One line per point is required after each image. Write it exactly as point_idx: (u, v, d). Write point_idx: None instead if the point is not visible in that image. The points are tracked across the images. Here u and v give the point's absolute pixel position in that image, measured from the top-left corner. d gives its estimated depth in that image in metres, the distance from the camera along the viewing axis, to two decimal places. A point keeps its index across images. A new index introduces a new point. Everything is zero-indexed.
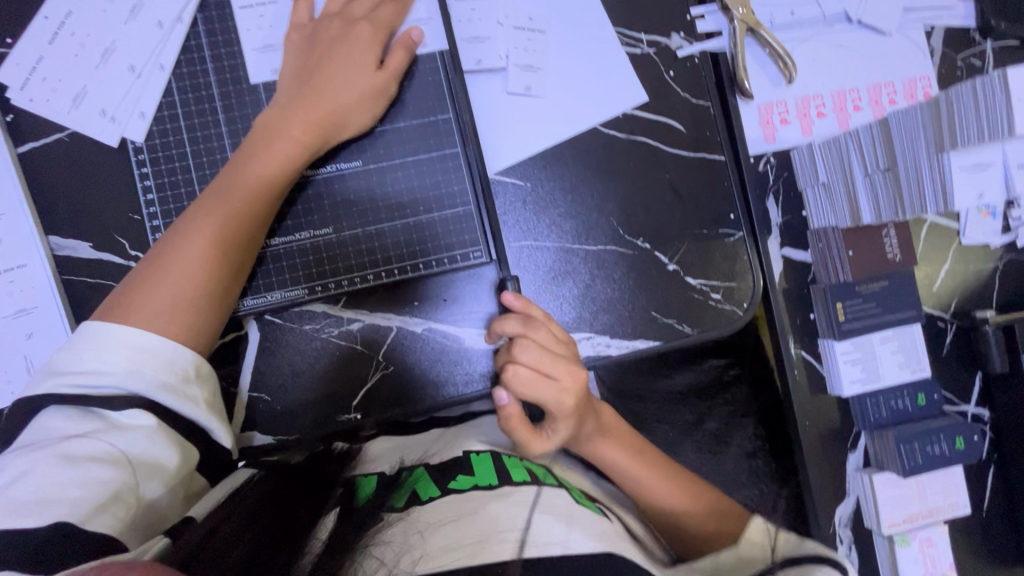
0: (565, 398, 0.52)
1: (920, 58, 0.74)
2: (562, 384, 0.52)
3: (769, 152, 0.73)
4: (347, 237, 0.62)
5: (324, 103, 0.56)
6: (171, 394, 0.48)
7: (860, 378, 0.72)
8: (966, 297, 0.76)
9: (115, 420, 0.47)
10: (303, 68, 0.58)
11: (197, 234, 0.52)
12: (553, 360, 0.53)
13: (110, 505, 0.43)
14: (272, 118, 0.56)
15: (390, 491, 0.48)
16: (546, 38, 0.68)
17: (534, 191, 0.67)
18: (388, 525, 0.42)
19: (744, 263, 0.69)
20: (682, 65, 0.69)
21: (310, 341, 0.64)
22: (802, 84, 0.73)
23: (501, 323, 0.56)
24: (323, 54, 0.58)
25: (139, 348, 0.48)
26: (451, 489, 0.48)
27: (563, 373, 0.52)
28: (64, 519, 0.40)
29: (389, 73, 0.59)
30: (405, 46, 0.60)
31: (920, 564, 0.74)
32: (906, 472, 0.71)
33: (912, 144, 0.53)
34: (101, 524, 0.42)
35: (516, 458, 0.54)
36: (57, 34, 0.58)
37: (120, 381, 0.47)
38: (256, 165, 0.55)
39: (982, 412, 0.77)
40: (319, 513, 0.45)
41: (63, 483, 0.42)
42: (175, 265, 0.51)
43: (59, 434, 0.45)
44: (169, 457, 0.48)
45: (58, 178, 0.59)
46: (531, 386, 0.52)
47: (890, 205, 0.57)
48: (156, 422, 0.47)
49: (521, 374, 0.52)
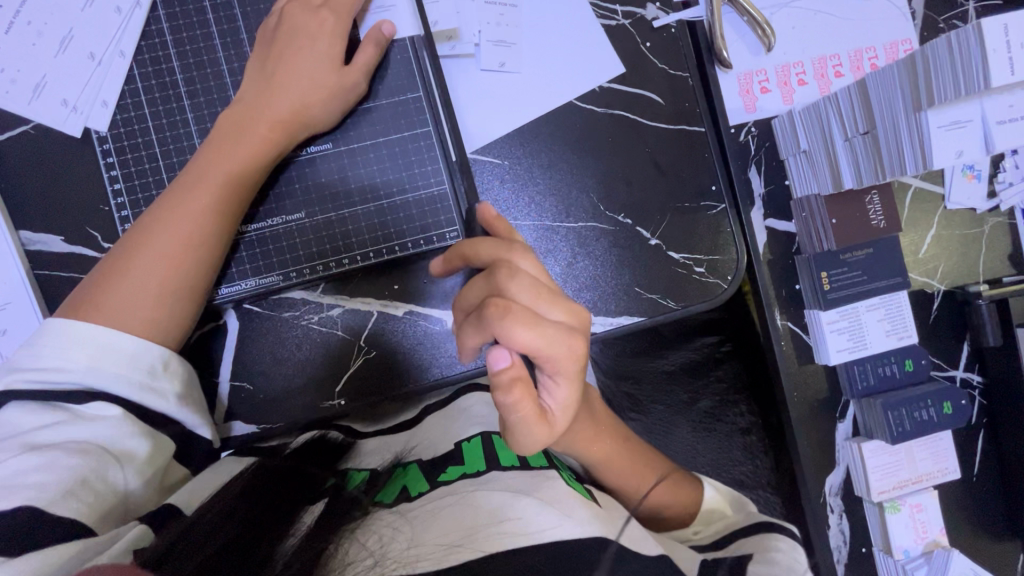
0: (573, 341, 0.43)
1: (902, 21, 0.72)
2: (565, 322, 0.44)
3: (750, 122, 0.72)
4: (320, 222, 0.61)
5: (293, 92, 0.56)
6: (137, 389, 0.48)
7: (847, 347, 0.71)
8: (954, 263, 0.75)
9: (81, 412, 0.46)
10: (268, 57, 0.57)
11: (167, 231, 0.52)
12: (543, 296, 0.43)
13: (78, 491, 0.42)
14: (245, 112, 0.56)
15: (380, 483, 0.49)
16: (519, 12, 0.66)
17: (512, 169, 0.66)
18: (375, 515, 0.42)
19: (727, 235, 0.68)
20: (658, 36, 0.68)
21: (291, 329, 0.63)
22: (783, 51, 0.71)
23: (477, 245, 0.48)
24: (286, 47, 0.57)
25: (103, 345, 0.48)
26: (439, 481, 0.49)
27: (563, 312, 0.44)
28: (30, 503, 0.40)
29: (356, 67, 0.58)
30: (376, 41, 0.59)
31: (910, 530, 0.73)
32: (895, 439, 0.70)
33: (889, 104, 0.53)
34: (69, 509, 0.41)
35: (514, 434, 0.44)
36: (13, 23, 0.57)
37: (83, 378, 0.46)
38: (222, 162, 0.54)
39: (972, 376, 0.76)
40: (307, 500, 0.44)
41: (29, 469, 0.42)
42: (144, 263, 0.51)
43: (24, 428, 0.45)
44: (140, 447, 0.47)
45: (25, 172, 0.58)
46: (528, 330, 0.41)
47: (870, 167, 0.57)
48: (122, 411, 0.47)
49: (513, 312, 0.42)
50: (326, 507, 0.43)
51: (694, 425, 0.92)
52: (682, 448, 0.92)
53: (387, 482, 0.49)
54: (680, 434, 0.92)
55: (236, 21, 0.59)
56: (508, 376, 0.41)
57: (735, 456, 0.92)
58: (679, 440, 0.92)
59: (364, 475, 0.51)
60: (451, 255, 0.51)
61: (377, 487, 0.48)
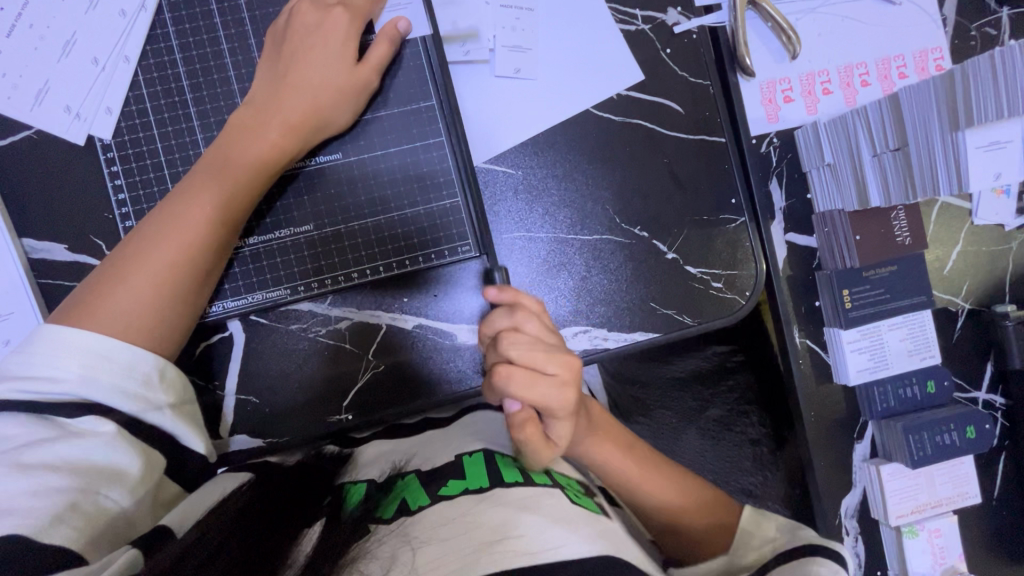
0: (565, 393, 0.45)
1: (932, 29, 0.70)
2: (559, 376, 0.46)
3: (772, 132, 0.70)
4: (329, 233, 0.59)
5: (303, 97, 0.55)
6: (132, 401, 0.47)
7: (867, 366, 0.69)
8: (980, 280, 0.73)
9: (72, 426, 0.45)
10: (276, 61, 0.55)
11: (168, 236, 0.50)
12: (534, 351, 0.45)
13: (67, 516, 0.41)
14: (253, 116, 0.54)
15: (379, 499, 0.47)
16: (535, 16, 0.64)
17: (526, 179, 0.65)
18: (371, 538, 0.41)
19: (746, 250, 0.66)
20: (679, 42, 0.66)
21: (297, 341, 0.62)
22: (807, 59, 0.69)
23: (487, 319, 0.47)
24: (297, 47, 0.55)
25: (97, 353, 0.46)
26: (440, 497, 0.46)
27: (557, 365, 0.46)
28: (17, 531, 0.39)
29: (369, 65, 0.56)
30: (389, 37, 0.57)
31: (928, 555, 0.72)
32: (915, 463, 0.68)
33: (924, 122, 0.50)
34: (57, 536, 0.40)
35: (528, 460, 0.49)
36: (15, 26, 0.55)
37: (75, 389, 0.45)
38: (230, 167, 0.53)
39: (995, 398, 0.74)
40: (302, 524, 0.43)
41: (16, 492, 0.40)
42: (143, 267, 0.50)
43: (12, 443, 0.43)
44: (132, 464, 0.46)
45: (27, 179, 0.57)
46: (527, 389, 0.44)
47: (900, 186, 0.55)
48: (116, 428, 0.46)
49: (512, 376, 0.44)
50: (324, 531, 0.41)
51: (704, 437, 0.91)
52: (692, 460, 0.90)
53: (386, 497, 0.47)
54: (689, 446, 0.90)
55: (243, 26, 0.57)
56: (519, 419, 0.46)
57: (745, 469, 0.90)
58: (688, 452, 0.90)
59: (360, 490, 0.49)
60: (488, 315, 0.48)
61: (376, 503, 0.46)
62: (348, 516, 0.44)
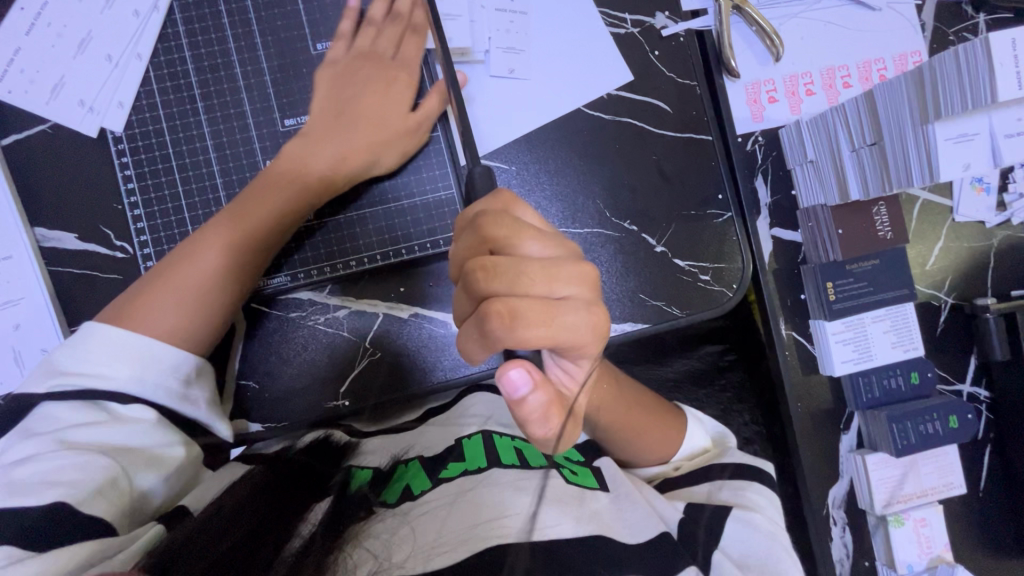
0: (589, 316, 0.37)
1: (911, 33, 0.73)
2: (577, 297, 0.38)
3: (758, 131, 0.73)
4: (328, 223, 0.61)
5: (364, 134, 0.59)
6: (172, 398, 0.49)
7: (852, 357, 0.72)
8: (961, 276, 0.75)
9: (119, 413, 0.47)
10: (341, 94, 0.60)
11: (203, 255, 0.53)
12: (548, 277, 0.37)
13: (106, 490, 0.42)
14: (304, 148, 0.58)
15: (383, 483, 0.48)
16: (529, 20, 0.67)
17: (519, 174, 0.67)
18: (379, 518, 0.41)
19: (733, 243, 0.69)
20: (667, 45, 0.68)
21: (297, 329, 0.64)
22: (791, 61, 0.72)
23: (459, 252, 0.39)
24: (359, 87, 0.60)
25: (143, 357, 0.49)
26: (441, 478, 0.48)
27: (572, 284, 0.37)
28: (62, 498, 0.40)
29: (421, 114, 0.61)
30: (439, 93, 0.62)
31: (915, 544, 0.73)
32: (900, 452, 0.70)
33: (898, 117, 0.53)
34: (97, 508, 0.41)
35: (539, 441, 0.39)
36: (33, 24, 0.58)
37: (124, 384, 0.47)
38: (270, 188, 0.56)
39: (979, 391, 0.76)
40: (312, 500, 0.43)
41: (63, 465, 0.42)
42: (175, 283, 0.52)
43: (59, 424, 0.45)
44: (169, 450, 0.48)
45: (42, 170, 0.59)
46: (541, 329, 0.36)
47: (877, 179, 0.57)
48: (156, 415, 0.48)
49: (523, 317, 0.35)
50: (332, 506, 0.41)
51: None
52: None
53: (389, 482, 0.48)
54: None
55: (250, 25, 0.60)
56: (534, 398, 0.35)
57: None
58: None
59: (366, 472, 0.49)
60: (457, 240, 0.40)
61: (380, 487, 0.47)
62: (353, 493, 0.44)
